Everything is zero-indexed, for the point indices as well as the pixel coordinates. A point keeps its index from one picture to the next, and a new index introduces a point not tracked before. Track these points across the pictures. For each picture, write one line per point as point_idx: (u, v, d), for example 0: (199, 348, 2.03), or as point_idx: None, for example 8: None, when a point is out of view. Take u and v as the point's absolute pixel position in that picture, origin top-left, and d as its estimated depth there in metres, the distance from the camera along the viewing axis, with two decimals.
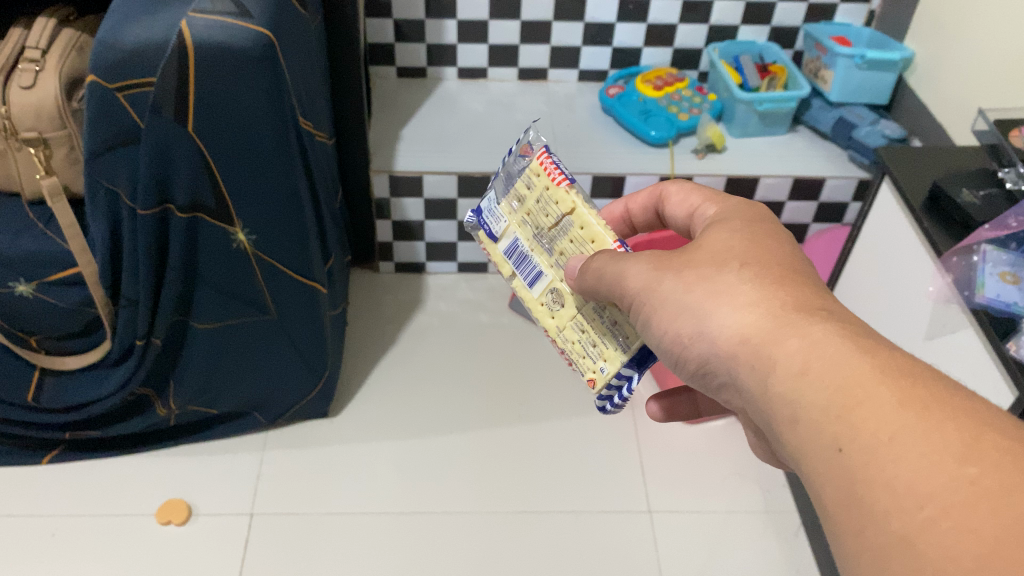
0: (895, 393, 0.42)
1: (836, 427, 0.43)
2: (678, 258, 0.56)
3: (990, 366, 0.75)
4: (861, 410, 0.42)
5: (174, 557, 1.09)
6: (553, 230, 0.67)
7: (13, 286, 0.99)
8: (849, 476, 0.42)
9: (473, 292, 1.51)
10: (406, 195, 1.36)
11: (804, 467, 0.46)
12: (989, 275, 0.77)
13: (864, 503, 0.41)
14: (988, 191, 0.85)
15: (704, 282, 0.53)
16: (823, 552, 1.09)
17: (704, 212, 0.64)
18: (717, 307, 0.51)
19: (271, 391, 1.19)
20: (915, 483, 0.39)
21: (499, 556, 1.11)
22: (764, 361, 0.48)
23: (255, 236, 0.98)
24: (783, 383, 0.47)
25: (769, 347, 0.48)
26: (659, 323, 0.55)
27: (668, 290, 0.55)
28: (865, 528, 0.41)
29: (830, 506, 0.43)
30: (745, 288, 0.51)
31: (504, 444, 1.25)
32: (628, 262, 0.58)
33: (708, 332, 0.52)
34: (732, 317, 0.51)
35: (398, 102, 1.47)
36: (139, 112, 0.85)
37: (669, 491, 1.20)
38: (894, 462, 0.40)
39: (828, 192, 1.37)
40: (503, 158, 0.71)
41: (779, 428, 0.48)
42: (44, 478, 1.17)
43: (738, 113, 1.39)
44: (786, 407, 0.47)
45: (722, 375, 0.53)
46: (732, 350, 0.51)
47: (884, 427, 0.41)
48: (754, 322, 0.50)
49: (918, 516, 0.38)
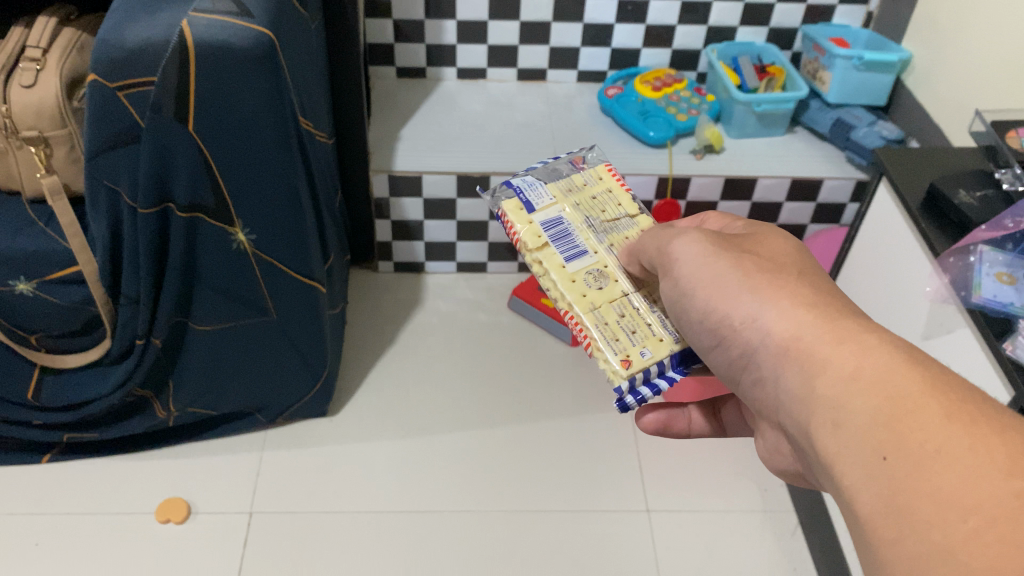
0: (944, 406, 0.44)
1: (883, 435, 0.45)
2: (739, 245, 0.61)
3: (987, 366, 0.75)
4: (911, 420, 0.44)
5: (173, 555, 1.09)
6: (608, 223, 0.79)
7: (13, 284, 1.00)
8: (891, 483, 0.43)
9: (473, 292, 1.51)
10: (405, 195, 1.36)
11: (838, 472, 0.47)
12: (985, 275, 0.77)
13: (904, 511, 0.42)
14: (985, 192, 0.86)
15: (762, 275, 0.57)
16: (820, 550, 1.09)
17: (740, 226, 0.68)
18: (775, 298, 0.55)
19: (271, 390, 1.19)
20: (961, 495, 0.40)
21: (498, 555, 1.11)
22: (813, 363, 0.50)
23: (255, 236, 0.98)
24: (831, 387, 0.49)
25: (819, 348, 0.51)
26: (711, 303, 0.59)
27: (722, 270, 0.59)
28: (902, 536, 0.42)
29: (864, 514, 0.44)
30: (803, 290, 0.55)
31: (503, 443, 1.26)
32: (686, 237, 0.63)
33: (761, 321, 0.55)
34: (788, 311, 0.54)
35: (398, 102, 1.47)
36: (138, 111, 0.85)
37: (667, 490, 1.20)
38: (942, 472, 0.42)
39: (826, 193, 1.37)
40: (553, 164, 0.85)
41: (815, 430, 0.49)
42: (44, 477, 1.17)
43: (736, 113, 1.39)
44: (830, 411, 0.48)
45: (764, 370, 0.55)
46: (782, 348, 0.53)
47: (932, 437, 0.43)
48: (809, 322, 0.53)
49: (961, 528, 0.40)
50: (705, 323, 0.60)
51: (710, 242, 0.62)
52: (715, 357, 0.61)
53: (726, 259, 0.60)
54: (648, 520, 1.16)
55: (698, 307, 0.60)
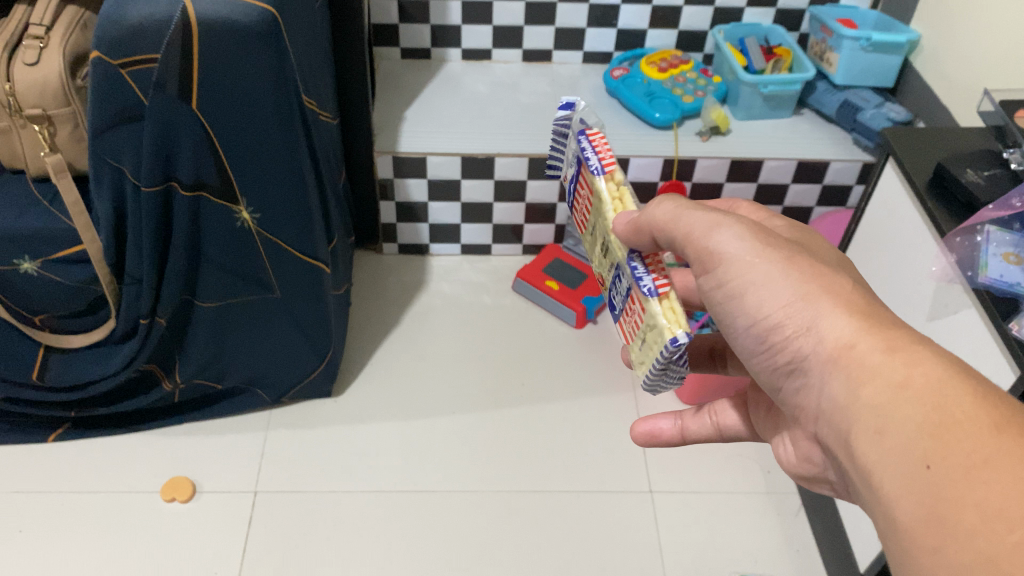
0: (993, 418, 0.44)
1: (927, 444, 0.45)
2: (776, 244, 0.57)
3: (992, 347, 0.75)
4: (958, 431, 0.45)
5: (179, 533, 1.10)
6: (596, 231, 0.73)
7: (18, 263, 1.00)
8: (935, 492, 0.44)
9: (477, 274, 1.51)
10: (410, 176, 1.36)
11: (879, 478, 0.47)
12: (992, 255, 0.77)
13: (949, 521, 0.43)
14: (994, 172, 0.85)
15: (817, 280, 0.55)
16: (823, 531, 1.10)
17: (778, 223, 0.65)
18: (828, 308, 0.53)
19: (276, 370, 1.19)
20: (1006, 505, 0.41)
21: (503, 536, 1.12)
22: (861, 370, 0.51)
23: (259, 215, 0.98)
24: (881, 394, 0.49)
25: (870, 356, 0.50)
26: (755, 304, 0.56)
27: (770, 277, 0.56)
28: (946, 545, 0.43)
29: (906, 522, 0.45)
30: (850, 300, 0.54)
31: (506, 424, 1.26)
32: (734, 224, 0.58)
33: (817, 329, 0.53)
34: (842, 321, 0.53)
35: (403, 83, 1.47)
36: (141, 88, 0.85)
37: (671, 472, 1.20)
38: (987, 483, 0.42)
39: (832, 175, 1.37)
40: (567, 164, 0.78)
41: (858, 438, 0.50)
42: (49, 458, 1.18)
43: (742, 95, 1.39)
44: (874, 419, 0.49)
45: (811, 376, 0.54)
46: (833, 356, 0.52)
47: (980, 449, 0.43)
48: (862, 332, 0.52)
49: (1007, 538, 0.40)
50: (750, 327, 0.57)
51: (756, 234, 0.57)
52: (757, 360, 0.59)
53: (778, 259, 0.56)
54: (652, 502, 1.17)
55: (747, 305, 0.56)
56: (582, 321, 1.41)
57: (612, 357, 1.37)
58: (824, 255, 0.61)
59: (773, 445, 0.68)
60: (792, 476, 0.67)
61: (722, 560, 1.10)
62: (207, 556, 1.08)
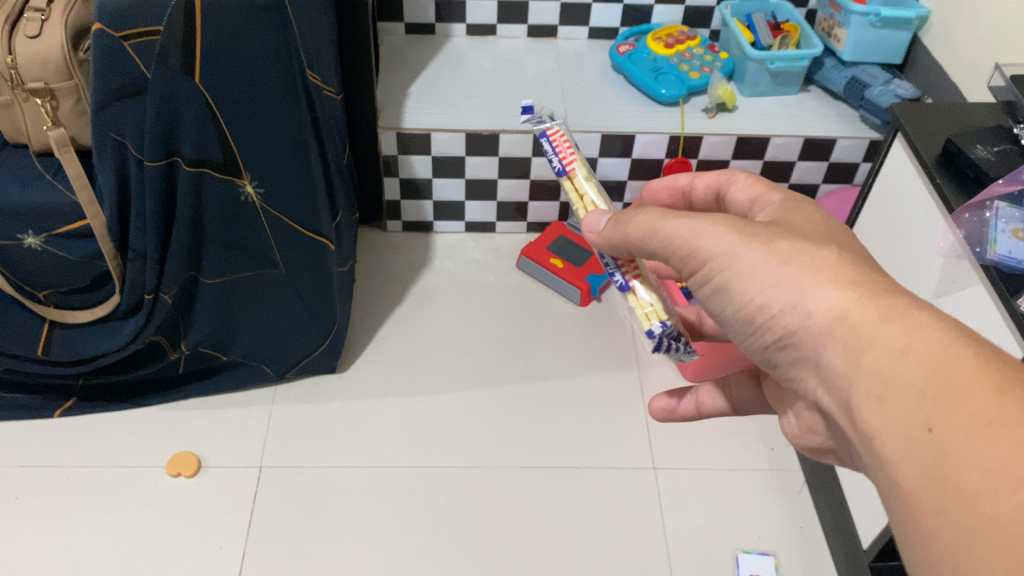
0: (995, 381, 0.44)
1: (929, 410, 0.45)
2: (759, 227, 0.55)
3: (1000, 323, 0.75)
4: (959, 396, 0.44)
5: (185, 508, 1.11)
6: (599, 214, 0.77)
7: (21, 238, 1.00)
8: (938, 457, 0.44)
9: (481, 252, 1.50)
10: (414, 152, 1.35)
11: (882, 443, 0.47)
12: (1001, 231, 0.77)
13: (952, 485, 0.43)
14: (1003, 148, 0.84)
15: (799, 257, 0.53)
16: (827, 508, 1.10)
17: (773, 200, 0.63)
18: (816, 281, 0.52)
19: (281, 345, 1.19)
20: (1010, 469, 0.41)
21: (506, 512, 1.12)
22: (858, 338, 0.49)
23: (263, 189, 0.98)
24: (880, 362, 0.48)
25: (865, 324, 0.49)
26: (743, 289, 0.55)
27: (756, 258, 0.54)
28: (948, 508, 0.43)
29: (908, 484, 0.45)
30: (843, 268, 0.52)
31: (511, 401, 1.26)
32: (710, 222, 0.56)
33: (804, 305, 0.52)
34: (829, 294, 0.51)
35: (407, 58, 1.46)
36: (144, 61, 0.84)
37: (674, 449, 1.21)
38: (991, 447, 0.42)
39: (839, 152, 1.36)
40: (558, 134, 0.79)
41: (858, 405, 0.49)
42: (55, 432, 1.18)
43: (749, 71, 1.37)
44: (875, 384, 0.48)
45: (804, 350, 0.53)
46: (826, 328, 0.51)
47: (982, 412, 0.43)
48: (855, 301, 0.50)
49: (1012, 499, 0.40)
50: (738, 312, 0.56)
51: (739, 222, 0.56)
52: (747, 340, 0.58)
53: (760, 242, 0.54)
54: (656, 479, 1.17)
55: (733, 295, 0.56)
56: (586, 299, 1.40)
57: (616, 336, 1.36)
58: (810, 222, 0.58)
59: (781, 418, 0.68)
60: (794, 444, 0.67)
61: (725, 537, 1.11)
62: (213, 531, 1.09)
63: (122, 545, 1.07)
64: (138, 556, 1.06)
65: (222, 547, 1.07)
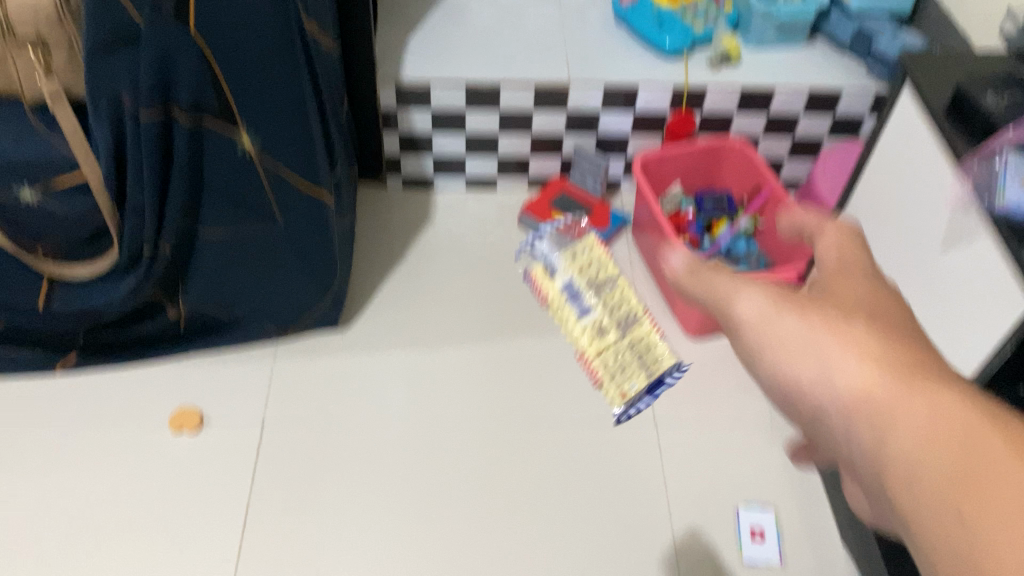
0: (887, 370, 0.44)
1: (832, 406, 0.46)
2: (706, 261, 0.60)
3: (1007, 275, 0.74)
4: (851, 391, 0.44)
5: (190, 464, 1.11)
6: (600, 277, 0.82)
7: (16, 190, 0.97)
8: (853, 451, 0.45)
9: (482, 209, 1.49)
10: (414, 106, 1.33)
11: (823, 440, 0.48)
12: (1010, 181, 0.74)
13: (871, 476, 0.43)
14: (1014, 93, 0.83)
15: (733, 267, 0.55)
16: (829, 463, 1.10)
17: None
18: (748, 291, 0.54)
19: (282, 302, 1.19)
20: (902, 456, 0.41)
21: (508, 466, 1.13)
22: (768, 335, 0.51)
23: (261, 142, 0.97)
24: (785, 358, 0.49)
25: (777, 322, 0.50)
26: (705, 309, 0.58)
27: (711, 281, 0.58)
28: (882, 499, 0.43)
29: (857, 478, 0.46)
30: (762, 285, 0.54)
31: (513, 358, 1.26)
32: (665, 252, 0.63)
33: (734, 314, 0.54)
34: (748, 303, 0.53)
35: (406, 9, 1.42)
36: (136, 9, 0.83)
37: (677, 405, 1.20)
38: (887, 435, 0.42)
39: (844, 105, 1.34)
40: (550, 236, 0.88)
41: (790, 407, 0.50)
42: (57, 388, 1.18)
43: (754, 24, 1.35)
44: (789, 383, 0.49)
45: None
46: (749, 333, 0.52)
47: (878, 401, 0.43)
48: (763, 308, 0.52)
49: (908, 486, 0.40)
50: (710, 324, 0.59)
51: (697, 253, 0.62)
52: None
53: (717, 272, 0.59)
54: (657, 433, 1.17)
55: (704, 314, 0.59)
56: None
57: None
58: None
59: None
60: None
61: (724, 490, 1.12)
62: (218, 485, 1.10)
63: (128, 499, 1.08)
64: (144, 510, 1.07)
65: (227, 501, 1.08)
